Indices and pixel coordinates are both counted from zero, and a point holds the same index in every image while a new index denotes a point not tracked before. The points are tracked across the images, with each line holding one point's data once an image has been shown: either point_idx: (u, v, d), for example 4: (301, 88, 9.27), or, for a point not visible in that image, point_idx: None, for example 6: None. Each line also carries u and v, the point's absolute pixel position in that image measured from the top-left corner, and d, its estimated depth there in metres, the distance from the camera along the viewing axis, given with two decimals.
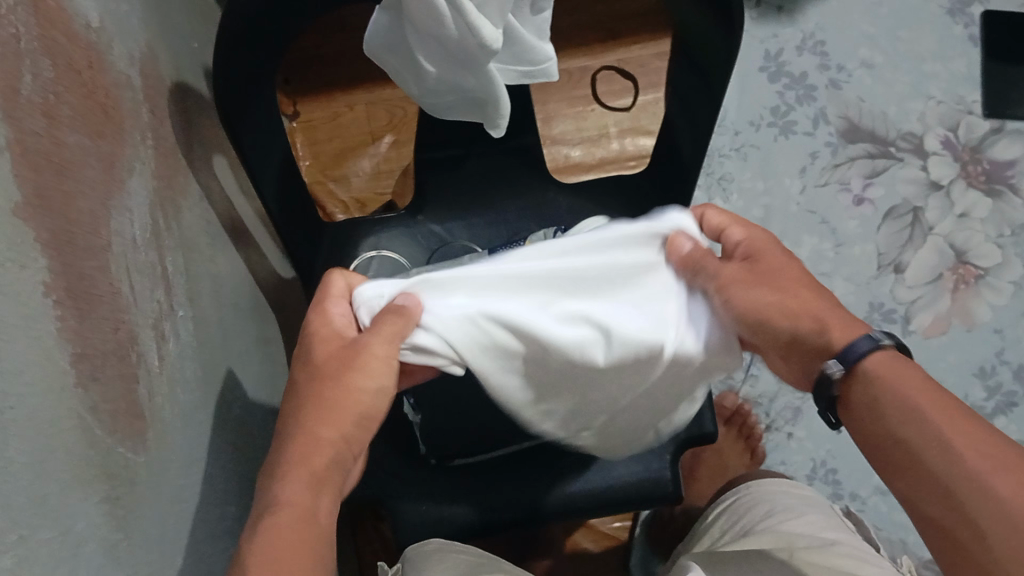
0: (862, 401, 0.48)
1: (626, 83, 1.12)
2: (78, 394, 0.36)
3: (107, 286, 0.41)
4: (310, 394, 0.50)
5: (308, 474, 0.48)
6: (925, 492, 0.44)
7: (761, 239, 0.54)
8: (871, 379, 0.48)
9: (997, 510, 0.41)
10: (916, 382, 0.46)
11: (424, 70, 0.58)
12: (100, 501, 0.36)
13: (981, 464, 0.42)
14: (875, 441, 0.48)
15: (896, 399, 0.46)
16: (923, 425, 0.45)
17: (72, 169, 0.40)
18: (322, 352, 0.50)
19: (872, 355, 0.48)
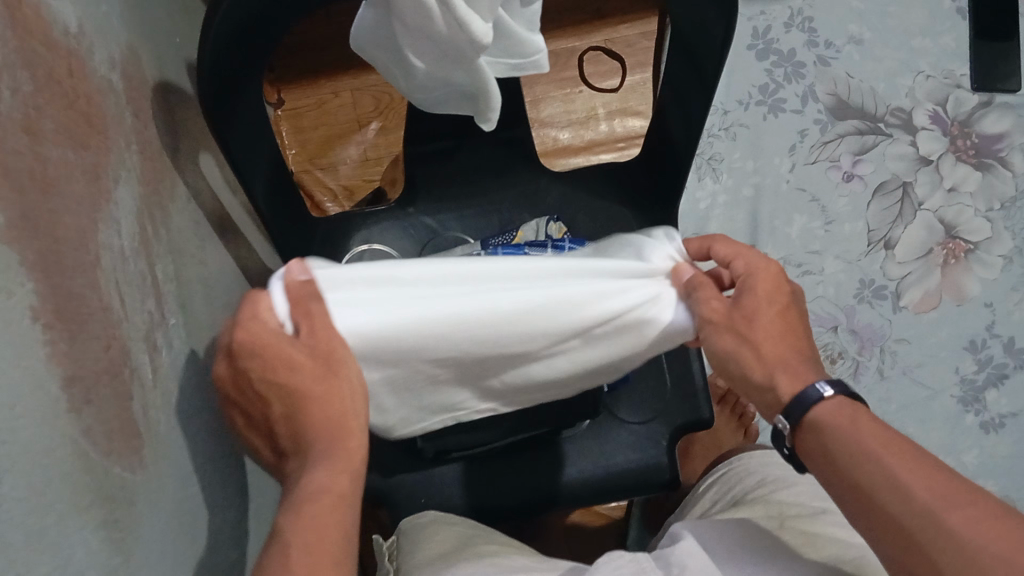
0: (815, 451, 0.48)
1: (614, 64, 1.11)
2: (72, 419, 0.35)
3: (98, 302, 0.40)
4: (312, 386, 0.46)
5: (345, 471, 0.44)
6: (884, 536, 0.43)
7: (761, 272, 0.52)
8: (820, 427, 0.47)
9: (948, 542, 0.40)
10: (863, 430, 0.46)
11: (413, 66, 0.58)
12: (99, 526, 0.36)
13: (934, 502, 0.41)
14: (836, 491, 0.46)
15: (845, 449, 0.45)
16: (871, 469, 0.44)
17: (57, 185, 0.39)
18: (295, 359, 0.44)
19: (821, 406, 0.47)
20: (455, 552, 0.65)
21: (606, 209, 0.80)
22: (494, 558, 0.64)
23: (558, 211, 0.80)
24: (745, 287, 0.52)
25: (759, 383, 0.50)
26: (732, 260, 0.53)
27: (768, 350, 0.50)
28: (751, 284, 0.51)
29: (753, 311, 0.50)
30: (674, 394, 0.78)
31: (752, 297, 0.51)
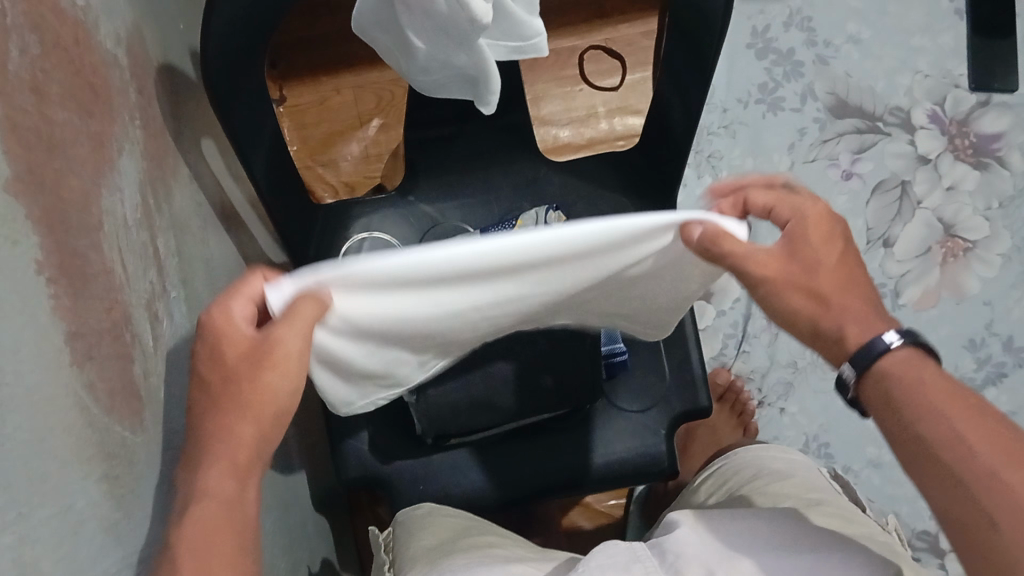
0: (879, 400, 0.48)
1: (614, 62, 1.11)
2: (75, 372, 0.36)
3: (100, 265, 0.41)
4: (234, 389, 0.45)
5: (230, 465, 0.44)
6: (947, 493, 0.44)
7: (810, 219, 0.51)
8: (886, 377, 0.47)
9: (1019, 517, 0.41)
10: (933, 382, 0.46)
11: (414, 47, 0.58)
12: (100, 480, 0.36)
13: (1007, 472, 0.42)
14: (899, 442, 0.46)
15: (914, 402, 0.45)
16: (943, 428, 0.44)
17: (61, 147, 0.39)
18: (230, 352, 0.45)
19: (893, 354, 0.47)
20: (452, 542, 0.65)
21: (606, 198, 0.80)
22: (492, 548, 0.64)
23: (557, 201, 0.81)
24: (795, 234, 0.51)
25: (829, 333, 0.49)
26: (772, 207, 0.52)
27: (835, 302, 0.50)
28: (801, 230, 0.51)
29: (812, 263, 0.50)
30: (673, 381, 0.79)
31: (804, 247, 0.50)
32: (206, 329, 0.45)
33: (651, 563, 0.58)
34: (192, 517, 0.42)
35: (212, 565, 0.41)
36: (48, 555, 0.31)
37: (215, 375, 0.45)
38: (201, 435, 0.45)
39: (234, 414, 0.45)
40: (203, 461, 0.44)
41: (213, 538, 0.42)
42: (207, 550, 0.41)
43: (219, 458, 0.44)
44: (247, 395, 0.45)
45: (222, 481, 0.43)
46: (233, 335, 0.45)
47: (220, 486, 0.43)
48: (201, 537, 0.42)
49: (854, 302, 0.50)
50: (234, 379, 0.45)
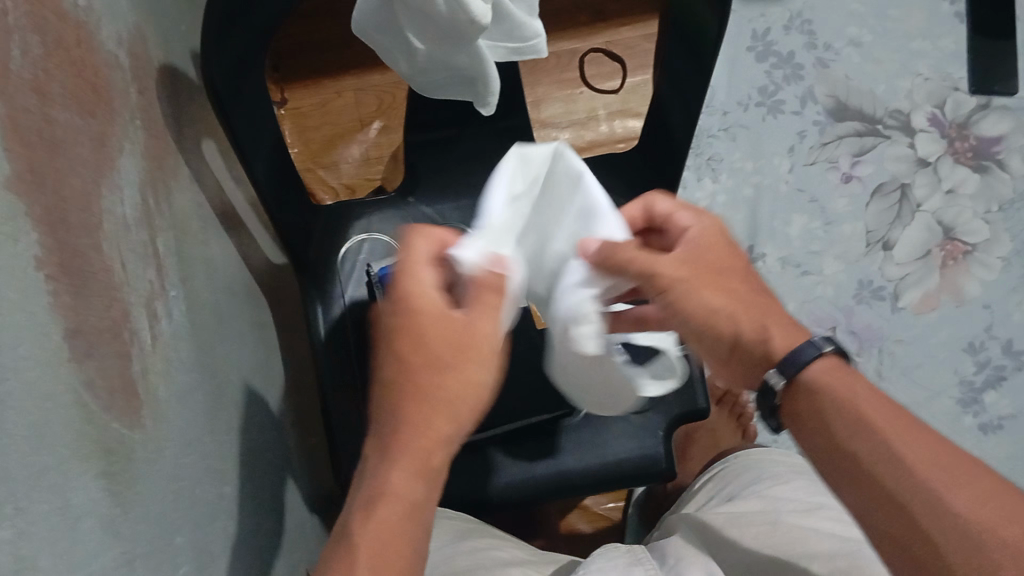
0: (807, 412, 0.50)
1: (614, 65, 1.12)
2: (75, 368, 0.36)
3: (101, 264, 0.41)
4: (424, 374, 0.47)
5: (419, 467, 0.46)
6: (875, 502, 0.45)
7: (705, 228, 0.56)
8: (813, 386, 0.50)
9: (948, 521, 0.43)
10: (858, 391, 0.49)
11: (415, 48, 0.59)
12: (98, 476, 0.36)
13: (934, 477, 0.44)
14: (827, 455, 0.48)
15: (841, 413, 0.48)
16: (869, 436, 0.46)
17: (63, 147, 0.40)
18: (429, 331, 0.48)
19: (818, 362, 0.50)
20: (454, 543, 0.65)
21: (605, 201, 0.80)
22: (494, 551, 0.65)
23: None
24: (694, 240, 0.55)
25: (751, 337, 0.52)
26: (673, 213, 0.58)
27: (748, 310, 0.53)
28: (699, 239, 0.55)
29: (714, 265, 0.54)
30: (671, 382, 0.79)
31: (703, 251, 0.55)
32: (405, 309, 0.49)
33: (652, 565, 0.58)
34: (372, 522, 0.45)
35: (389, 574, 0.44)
36: (45, 549, 0.32)
37: (421, 357, 0.48)
38: (390, 421, 0.47)
39: (417, 393, 0.47)
40: (390, 449, 0.46)
41: (384, 554, 0.44)
42: (383, 555, 0.44)
43: (408, 458, 0.46)
44: (433, 381, 0.47)
45: (410, 480, 0.45)
46: (428, 304, 0.49)
47: (406, 482, 0.45)
48: (378, 538, 0.44)
49: (763, 310, 0.53)
50: (421, 356, 0.48)
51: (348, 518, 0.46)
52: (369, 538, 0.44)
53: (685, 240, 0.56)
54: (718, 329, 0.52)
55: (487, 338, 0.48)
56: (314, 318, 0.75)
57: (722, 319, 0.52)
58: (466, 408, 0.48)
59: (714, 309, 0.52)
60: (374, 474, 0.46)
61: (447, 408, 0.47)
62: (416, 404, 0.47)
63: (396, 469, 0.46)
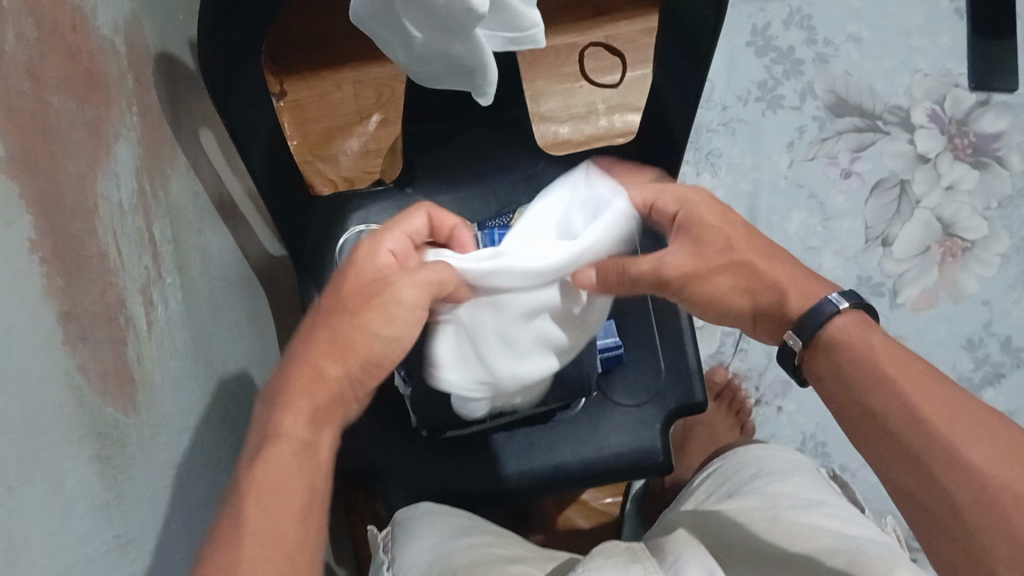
0: (827, 369, 0.53)
1: (614, 59, 1.12)
2: (69, 353, 0.36)
3: (95, 248, 0.41)
4: (343, 316, 0.51)
5: (312, 409, 0.48)
6: (892, 453, 0.48)
7: (695, 202, 0.60)
8: (831, 345, 0.53)
9: (959, 470, 0.45)
10: (875, 345, 0.51)
11: (412, 37, 0.58)
12: (91, 460, 0.36)
13: (946, 426, 0.46)
14: (847, 410, 0.51)
15: (858, 369, 0.50)
16: (884, 390, 0.49)
17: (57, 131, 0.39)
18: (349, 283, 0.53)
19: (840, 318, 0.53)
20: (450, 541, 0.65)
21: None
22: (493, 548, 0.65)
23: None
24: (692, 222, 0.59)
25: (769, 305, 0.56)
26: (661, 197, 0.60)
27: (765, 284, 0.56)
28: (695, 219, 0.59)
29: (724, 244, 0.58)
30: (669, 375, 0.79)
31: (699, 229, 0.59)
32: (348, 270, 0.54)
33: (652, 563, 0.57)
34: (268, 460, 0.46)
35: (284, 517, 0.43)
36: (38, 531, 0.32)
37: (337, 306, 0.52)
38: (292, 375, 0.50)
39: (326, 351, 0.50)
40: (286, 398, 0.48)
41: (283, 495, 0.44)
42: (274, 491, 0.44)
43: (301, 400, 0.48)
44: (349, 335, 0.51)
45: (300, 418, 0.48)
46: (372, 265, 0.54)
47: (305, 430, 0.48)
48: (273, 477, 0.45)
49: (786, 272, 0.57)
50: (351, 318, 0.51)
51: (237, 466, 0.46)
52: (261, 475, 0.45)
53: (688, 221, 0.59)
54: (739, 297, 0.57)
55: (402, 310, 0.52)
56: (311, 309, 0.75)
57: (739, 293, 0.57)
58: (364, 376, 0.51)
59: (722, 290, 0.57)
60: (267, 420, 0.48)
61: (347, 360, 0.50)
62: (314, 366, 0.50)
63: (288, 420, 0.48)
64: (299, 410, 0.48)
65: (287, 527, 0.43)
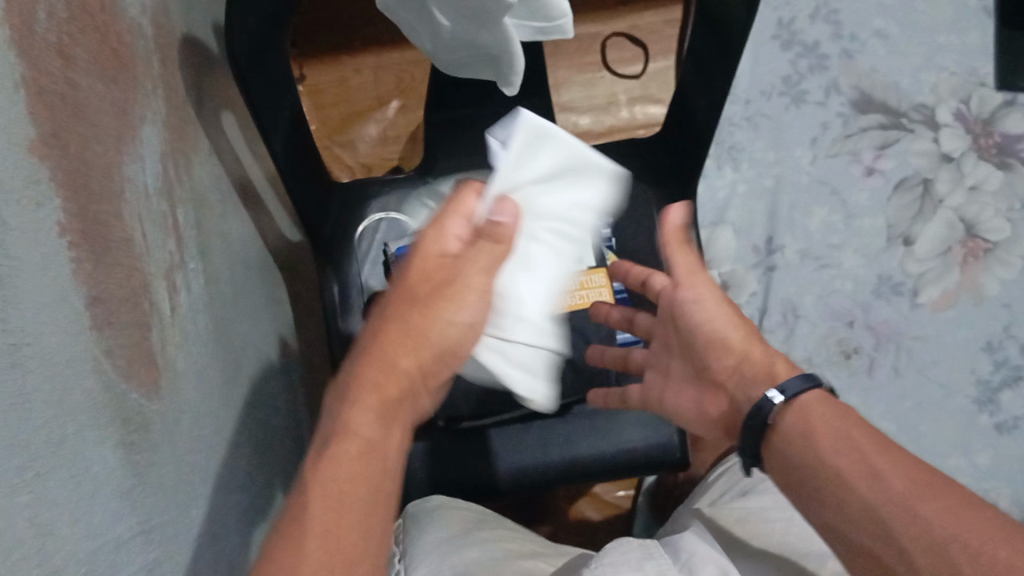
0: (793, 432, 0.55)
1: (637, 50, 1.11)
2: (96, 336, 0.35)
3: (121, 231, 0.40)
4: (410, 317, 0.49)
5: (380, 406, 0.47)
6: (858, 517, 0.49)
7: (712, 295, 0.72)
8: (805, 412, 0.55)
9: (922, 533, 0.46)
10: (844, 416, 0.54)
11: (439, 24, 0.58)
12: (117, 445, 0.36)
13: (911, 494, 0.48)
14: (811, 477, 0.53)
15: (829, 438, 0.53)
16: (855, 459, 0.51)
17: (86, 113, 0.39)
18: (416, 286, 0.50)
19: (809, 391, 0.55)
20: (463, 535, 0.65)
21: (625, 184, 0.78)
22: (504, 542, 0.64)
23: None
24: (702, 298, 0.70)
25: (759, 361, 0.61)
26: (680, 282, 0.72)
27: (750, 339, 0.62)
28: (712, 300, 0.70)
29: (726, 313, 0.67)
30: None
31: None
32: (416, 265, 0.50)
33: (665, 560, 0.57)
34: (339, 451, 0.44)
35: (350, 508, 0.43)
36: (64, 518, 0.31)
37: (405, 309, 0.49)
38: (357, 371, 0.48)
39: (398, 340, 0.48)
40: (355, 392, 0.47)
41: (350, 488, 0.43)
42: (349, 480, 0.44)
43: (367, 395, 0.47)
44: (418, 324, 0.49)
45: (368, 416, 0.46)
46: (437, 250, 0.50)
47: (376, 431, 0.46)
48: (348, 469, 0.44)
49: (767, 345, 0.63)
50: (412, 314, 0.49)
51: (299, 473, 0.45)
52: (340, 464, 0.44)
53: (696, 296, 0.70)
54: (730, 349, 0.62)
55: (472, 294, 0.51)
56: (329, 297, 0.74)
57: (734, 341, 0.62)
58: (438, 365, 0.51)
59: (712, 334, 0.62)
60: (335, 418, 0.46)
61: (421, 352, 0.49)
62: (388, 366, 0.48)
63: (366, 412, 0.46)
64: (363, 408, 0.46)
65: (346, 512, 0.43)
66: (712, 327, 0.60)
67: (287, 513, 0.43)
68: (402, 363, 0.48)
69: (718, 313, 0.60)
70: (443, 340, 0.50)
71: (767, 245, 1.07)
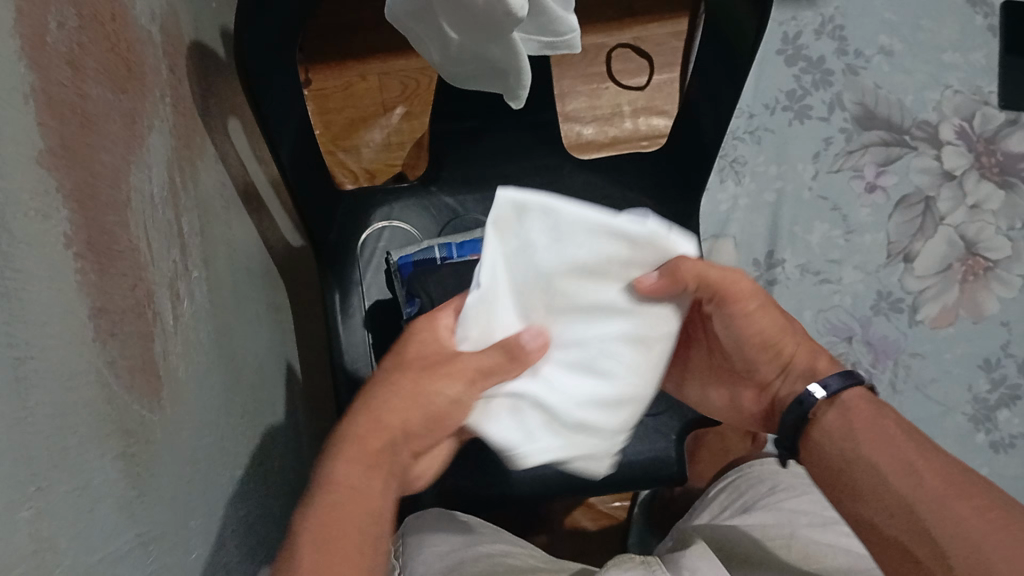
0: (835, 426, 0.56)
1: (641, 61, 1.11)
2: (99, 348, 0.36)
3: (127, 242, 0.41)
4: (400, 380, 0.50)
5: (364, 461, 0.47)
6: (890, 509, 0.50)
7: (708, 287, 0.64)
8: (846, 410, 0.56)
9: (955, 527, 0.46)
10: (888, 419, 0.54)
11: (448, 37, 0.58)
12: (117, 457, 0.36)
13: (944, 489, 0.48)
14: (847, 469, 0.53)
15: (870, 432, 0.54)
16: (893, 456, 0.52)
17: (94, 123, 0.39)
18: (412, 353, 0.51)
19: (849, 390, 0.57)
20: (462, 550, 0.65)
21: (628, 198, 0.78)
22: (504, 558, 0.64)
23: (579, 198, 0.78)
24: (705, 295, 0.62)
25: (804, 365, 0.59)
26: None
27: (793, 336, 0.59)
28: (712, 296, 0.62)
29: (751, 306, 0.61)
30: None
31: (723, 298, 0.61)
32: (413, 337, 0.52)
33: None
34: (324, 505, 0.45)
35: (339, 564, 0.43)
36: (64, 532, 0.31)
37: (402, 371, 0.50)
38: (350, 428, 0.49)
39: (386, 403, 0.49)
40: (340, 451, 0.48)
41: (335, 540, 0.44)
42: (337, 524, 0.45)
43: (354, 455, 0.48)
44: (409, 386, 0.50)
45: (355, 472, 0.47)
46: (433, 334, 0.52)
47: (360, 482, 0.47)
48: (330, 521, 0.45)
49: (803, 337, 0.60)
50: (405, 373, 0.50)
51: (292, 525, 0.46)
52: (335, 517, 0.45)
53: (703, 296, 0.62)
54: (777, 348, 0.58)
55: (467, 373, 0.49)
56: (329, 304, 0.75)
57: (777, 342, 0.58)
58: (426, 428, 0.50)
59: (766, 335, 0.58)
60: (321, 477, 0.47)
61: (412, 407, 0.49)
62: (382, 424, 0.49)
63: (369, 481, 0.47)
64: (352, 463, 0.47)
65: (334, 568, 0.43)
66: (766, 331, 0.57)
67: (286, 555, 0.44)
68: (394, 420, 0.49)
69: (761, 321, 0.57)
70: (441, 408, 0.49)
71: (768, 259, 1.07)
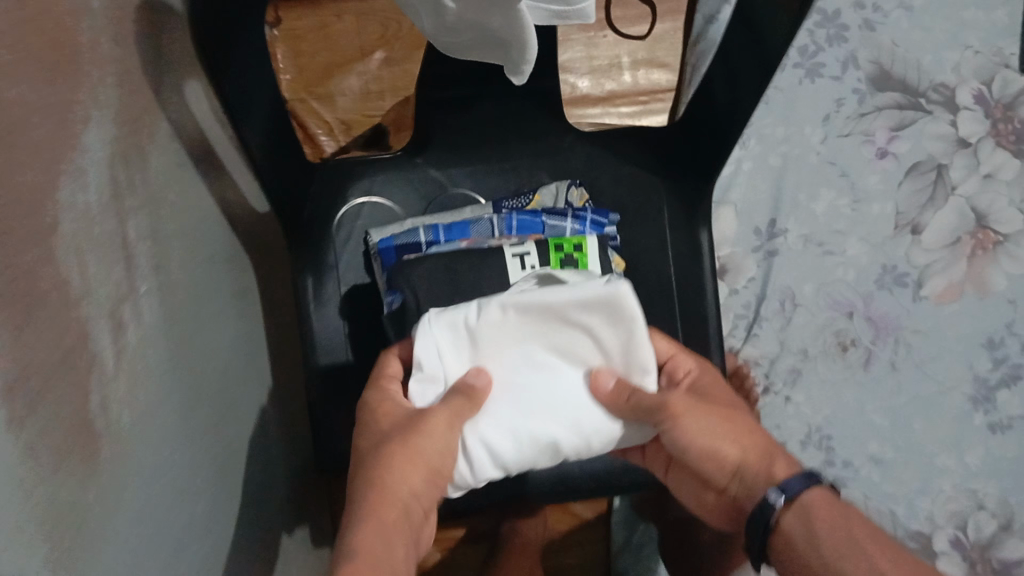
0: (796, 534, 0.50)
1: (643, 8, 1.02)
2: (12, 432, 0.29)
3: (55, 279, 0.33)
4: (394, 444, 0.51)
5: (381, 543, 0.47)
6: None
7: (707, 371, 0.59)
8: (809, 511, 0.50)
9: None
10: (850, 520, 0.49)
11: (444, 3, 0.50)
12: (37, 563, 0.29)
13: None
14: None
15: (835, 540, 0.48)
16: (858, 568, 0.47)
17: (12, 135, 0.31)
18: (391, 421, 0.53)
19: (810, 491, 0.51)
20: None
21: (634, 177, 0.71)
22: None
23: (580, 174, 0.71)
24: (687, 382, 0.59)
25: (756, 471, 0.53)
26: (674, 355, 0.60)
27: (757, 453, 0.54)
28: (701, 380, 0.59)
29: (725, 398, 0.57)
30: None
31: (708, 387, 0.58)
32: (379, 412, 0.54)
33: None
34: (358, 562, 0.45)
35: None
36: None
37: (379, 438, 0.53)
38: (362, 496, 0.49)
39: (393, 466, 0.50)
40: (358, 516, 0.48)
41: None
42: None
43: (373, 538, 0.47)
44: (403, 450, 0.50)
45: (381, 528, 0.47)
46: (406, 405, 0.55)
47: (389, 540, 0.47)
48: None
49: (761, 441, 0.55)
50: (388, 443, 0.51)
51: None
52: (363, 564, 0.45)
53: (689, 378, 0.59)
54: (722, 461, 0.53)
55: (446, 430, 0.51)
56: (301, 290, 0.67)
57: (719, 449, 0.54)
58: (429, 487, 0.51)
59: (723, 443, 0.54)
60: (346, 537, 0.48)
61: (415, 464, 0.50)
62: (389, 484, 0.50)
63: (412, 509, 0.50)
64: (389, 526, 0.48)
65: None
66: (710, 443, 0.53)
67: None
68: (400, 485, 0.50)
69: (727, 443, 0.54)
70: (433, 458, 0.51)
71: (769, 229, 1.01)
